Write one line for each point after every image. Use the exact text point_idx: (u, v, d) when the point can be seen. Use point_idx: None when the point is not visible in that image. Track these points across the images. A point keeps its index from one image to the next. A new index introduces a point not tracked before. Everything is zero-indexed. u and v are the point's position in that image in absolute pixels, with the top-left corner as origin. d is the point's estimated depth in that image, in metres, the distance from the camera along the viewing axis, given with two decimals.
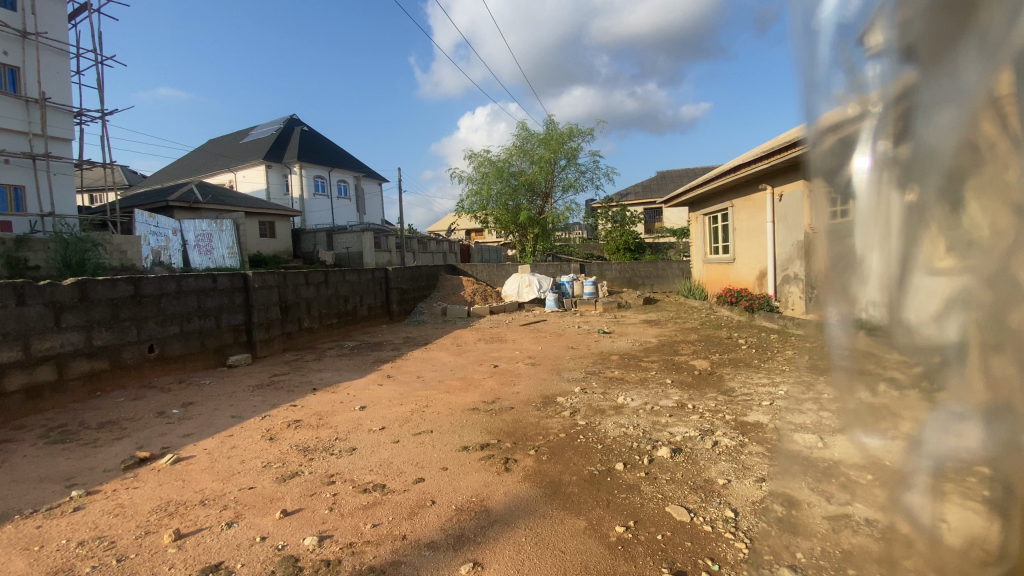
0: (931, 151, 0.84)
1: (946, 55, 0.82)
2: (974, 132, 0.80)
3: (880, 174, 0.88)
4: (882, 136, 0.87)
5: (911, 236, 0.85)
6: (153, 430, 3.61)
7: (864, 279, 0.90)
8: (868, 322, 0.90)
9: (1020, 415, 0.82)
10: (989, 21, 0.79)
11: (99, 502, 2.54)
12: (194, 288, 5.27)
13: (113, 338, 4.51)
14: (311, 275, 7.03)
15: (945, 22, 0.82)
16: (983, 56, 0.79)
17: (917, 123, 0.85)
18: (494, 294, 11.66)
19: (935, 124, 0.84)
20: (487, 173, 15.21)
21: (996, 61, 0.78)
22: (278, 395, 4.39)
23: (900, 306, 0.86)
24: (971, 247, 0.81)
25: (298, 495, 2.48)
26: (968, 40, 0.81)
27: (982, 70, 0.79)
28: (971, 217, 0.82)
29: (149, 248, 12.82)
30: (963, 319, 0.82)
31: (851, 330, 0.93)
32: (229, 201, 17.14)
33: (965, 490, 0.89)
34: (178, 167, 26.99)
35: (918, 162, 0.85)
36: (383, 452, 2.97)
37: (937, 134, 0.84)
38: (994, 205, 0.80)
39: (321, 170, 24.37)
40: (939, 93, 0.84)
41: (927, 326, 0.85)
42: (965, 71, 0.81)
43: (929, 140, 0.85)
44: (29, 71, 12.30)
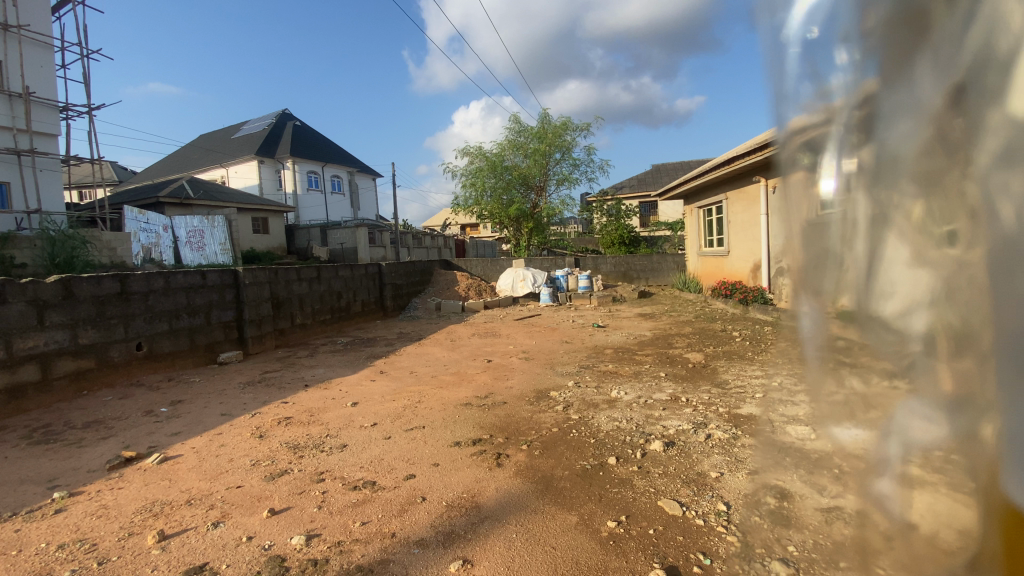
0: (894, 159, 0.79)
1: (905, 62, 0.75)
2: (932, 141, 0.74)
3: (849, 184, 0.83)
4: (846, 146, 0.83)
5: (877, 241, 0.80)
6: (140, 429, 3.56)
7: (837, 282, 0.86)
8: (842, 323, 0.86)
9: (981, 408, 0.73)
10: (941, 29, 0.71)
11: (82, 504, 2.50)
12: (183, 284, 5.19)
13: (99, 336, 4.44)
14: (303, 271, 6.95)
15: (901, 36, 0.75)
16: (937, 66, 0.72)
17: (878, 132, 0.79)
18: (489, 288, 11.63)
19: (897, 133, 0.78)
20: (481, 167, 15.14)
21: (950, 68, 0.70)
22: (268, 392, 4.34)
23: (867, 304, 0.82)
24: (932, 257, 0.75)
25: (287, 494, 2.44)
26: (922, 52, 0.73)
27: (939, 79, 0.72)
28: (932, 225, 0.76)
29: (139, 244, 12.66)
30: (925, 321, 0.77)
31: (827, 327, 0.90)
32: (220, 197, 16.96)
33: (943, 479, 0.80)
34: (168, 164, 26.66)
35: (882, 168, 0.80)
36: (375, 449, 2.94)
37: (899, 144, 0.78)
38: (955, 213, 0.73)
39: (314, 165, 24.19)
40: (899, 101, 0.77)
41: (892, 329, 0.80)
42: (922, 80, 0.74)
43: (891, 146, 0.79)
44: (12, 64, 12.08)
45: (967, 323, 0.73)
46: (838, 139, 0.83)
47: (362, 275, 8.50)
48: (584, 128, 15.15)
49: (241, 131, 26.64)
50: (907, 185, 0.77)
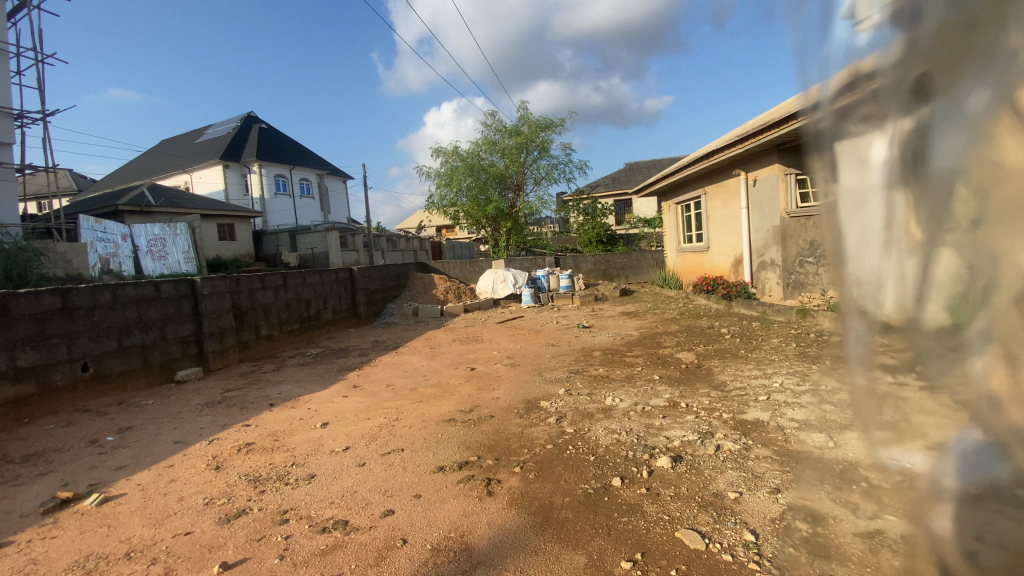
0: (946, 171, 0.68)
1: (963, 68, 0.65)
2: (987, 151, 0.63)
3: (898, 196, 0.73)
4: (889, 155, 0.73)
5: (926, 255, 0.70)
6: (83, 463, 2.99)
7: (881, 302, 0.76)
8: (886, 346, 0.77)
9: None
10: (996, 33, 0.62)
11: (7, 559, 2.00)
12: (133, 296, 4.67)
13: (39, 357, 3.93)
14: (267, 279, 6.50)
15: (950, 42, 0.66)
16: (990, 76, 0.62)
17: (928, 141, 0.69)
18: (468, 291, 11.26)
19: (945, 145, 0.68)
20: (457, 167, 14.75)
21: (1012, 76, 0.60)
22: (230, 414, 3.91)
23: (917, 326, 0.72)
24: (989, 278, 0.64)
25: (243, 541, 2.05)
26: (973, 57, 0.64)
27: (993, 85, 0.62)
28: (985, 244, 0.64)
29: (96, 255, 11.82)
30: (985, 341, 0.66)
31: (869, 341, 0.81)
32: (184, 204, 16.14)
33: (1010, 502, 0.70)
34: (128, 170, 25.28)
35: (935, 180, 0.69)
36: (347, 479, 2.59)
37: (947, 160, 0.68)
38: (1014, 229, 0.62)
39: (283, 169, 23.36)
40: (950, 112, 0.67)
41: (943, 340, 0.70)
42: (973, 88, 0.64)
43: (944, 161, 0.68)
44: None
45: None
46: (883, 145, 0.74)
47: (332, 281, 8.06)
48: (560, 126, 14.93)
49: (205, 135, 25.56)
50: (963, 193, 0.66)
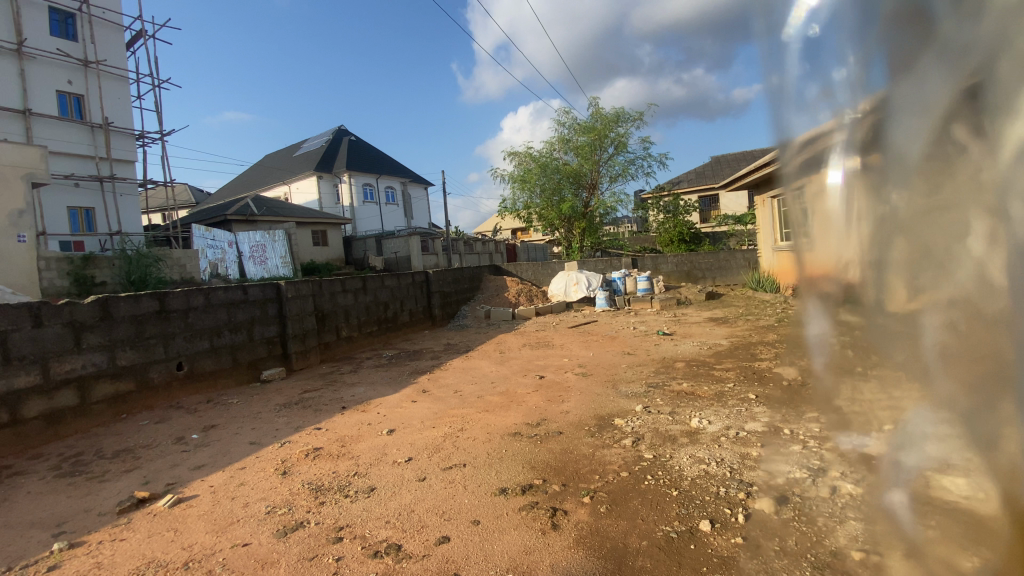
0: (899, 155, 0.64)
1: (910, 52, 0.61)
2: (937, 140, 0.60)
3: (857, 186, 0.69)
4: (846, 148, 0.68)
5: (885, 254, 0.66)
6: (166, 460, 3.16)
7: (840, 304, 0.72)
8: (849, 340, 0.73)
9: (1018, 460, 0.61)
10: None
11: (78, 560, 2.07)
12: (224, 300, 4.99)
13: (138, 356, 4.24)
14: (348, 282, 6.72)
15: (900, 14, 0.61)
16: (944, 55, 0.57)
17: (883, 125, 0.64)
18: (541, 293, 11.01)
19: (905, 134, 0.63)
20: (530, 168, 14.60)
21: (961, 59, 0.55)
22: (304, 416, 3.99)
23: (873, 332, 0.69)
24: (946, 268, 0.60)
25: (295, 560, 1.97)
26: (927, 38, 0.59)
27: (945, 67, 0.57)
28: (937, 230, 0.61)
29: (206, 261, 13.12)
30: (939, 333, 0.62)
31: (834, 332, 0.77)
32: (283, 212, 17.58)
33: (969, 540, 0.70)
34: (236, 184, 28.03)
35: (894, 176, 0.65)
36: (405, 496, 2.46)
37: (904, 147, 0.64)
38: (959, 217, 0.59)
39: (369, 178, 24.71)
40: (903, 92, 0.62)
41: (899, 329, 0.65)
42: (921, 69, 0.59)
43: (901, 153, 0.64)
44: (91, 97, 14.12)
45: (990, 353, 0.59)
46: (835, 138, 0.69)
47: (409, 284, 8.22)
48: (637, 119, 14.17)
49: (301, 149, 27.71)
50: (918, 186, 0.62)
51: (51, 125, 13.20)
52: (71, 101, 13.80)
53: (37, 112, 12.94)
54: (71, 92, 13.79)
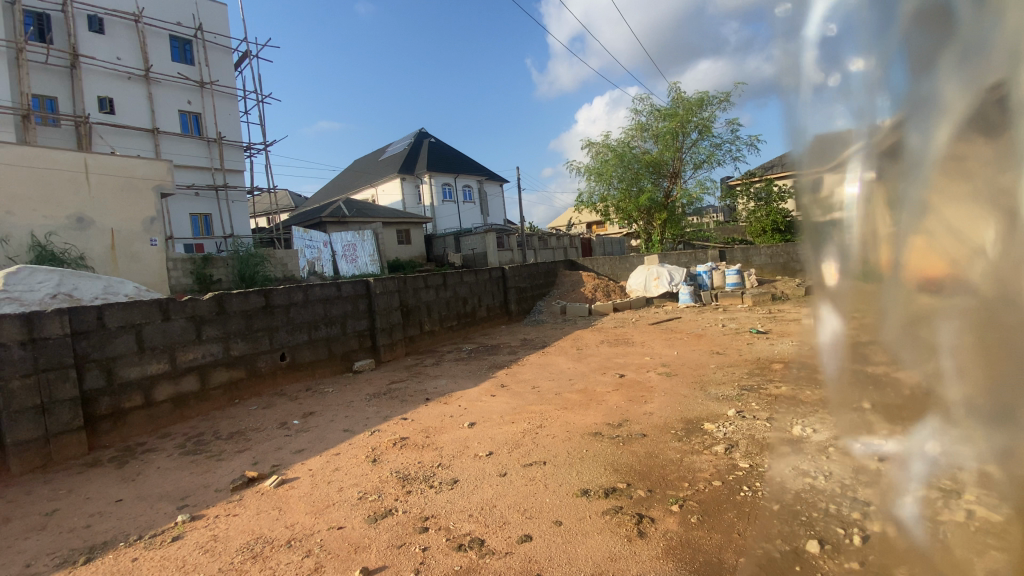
0: (915, 151, 0.78)
1: (933, 62, 0.75)
2: (954, 142, 0.74)
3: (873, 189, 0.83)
4: (874, 151, 0.82)
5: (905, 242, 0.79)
6: (272, 443, 3.46)
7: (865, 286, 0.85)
8: (872, 307, 0.86)
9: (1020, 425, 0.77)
10: (976, 18, 0.70)
11: (197, 532, 2.30)
12: (320, 296, 5.37)
13: (248, 347, 4.68)
14: (430, 278, 6.96)
15: (927, 25, 0.75)
16: (962, 63, 0.72)
17: (908, 131, 0.78)
18: (619, 288, 10.71)
19: (925, 137, 0.77)
20: (608, 158, 14.22)
21: (983, 66, 0.70)
22: (392, 405, 4.19)
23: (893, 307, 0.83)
24: (963, 243, 0.74)
25: (385, 546, 2.06)
26: (952, 48, 0.73)
27: (962, 80, 0.72)
28: (955, 212, 0.75)
29: (305, 260, 14.21)
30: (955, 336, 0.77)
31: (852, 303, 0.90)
32: (370, 213, 18.66)
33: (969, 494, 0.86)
34: (329, 188, 30.25)
35: (913, 174, 0.79)
36: (486, 490, 2.48)
37: (922, 146, 0.77)
38: (971, 196, 0.74)
39: (448, 177, 25.52)
40: (923, 101, 0.77)
41: (920, 297, 0.76)
42: (940, 72, 0.74)
43: (918, 154, 0.78)
44: (207, 114, 15.91)
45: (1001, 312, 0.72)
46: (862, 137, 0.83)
47: (486, 280, 8.36)
48: (724, 101, 13.25)
49: (386, 152, 29.23)
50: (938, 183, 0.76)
51: (176, 142, 15.09)
52: (191, 119, 15.62)
53: (164, 131, 14.88)
54: (191, 111, 15.61)
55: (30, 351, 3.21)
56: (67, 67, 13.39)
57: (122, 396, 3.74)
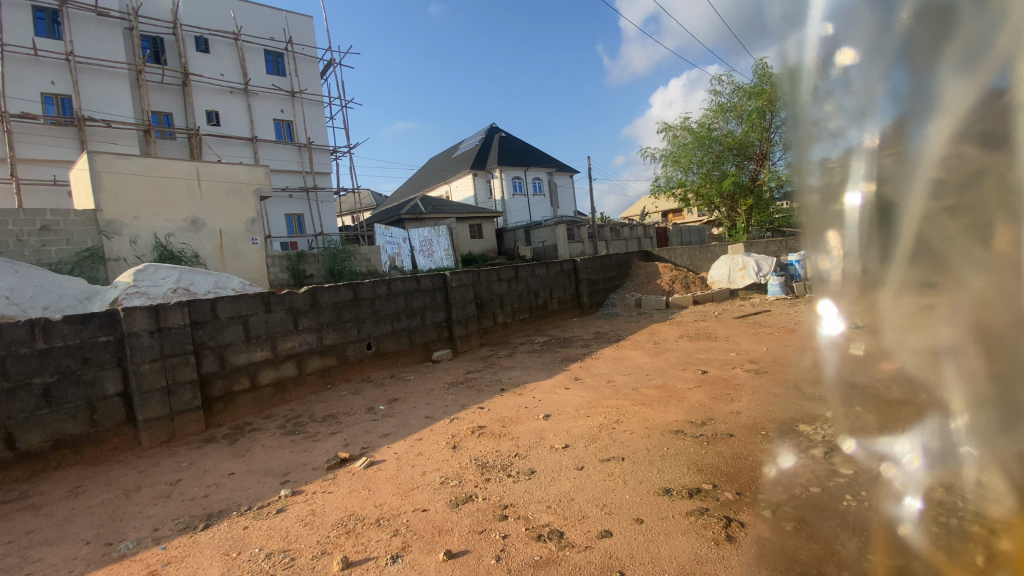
0: (915, 148, 0.77)
1: (934, 60, 0.74)
2: (953, 146, 0.73)
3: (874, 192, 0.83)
4: (875, 151, 0.82)
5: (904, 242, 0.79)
6: (361, 426, 3.69)
7: (867, 288, 0.86)
8: (871, 305, 0.87)
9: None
10: (973, 19, 0.69)
11: (298, 506, 2.52)
12: (402, 289, 5.63)
13: (338, 337, 5.02)
14: (502, 272, 7.06)
15: (928, 23, 0.73)
16: (963, 62, 0.70)
17: (909, 132, 0.77)
18: (699, 280, 10.19)
19: (925, 138, 0.76)
20: (686, 142, 13.49)
21: (982, 68, 0.68)
22: (469, 395, 4.31)
23: (896, 309, 0.83)
24: (961, 242, 0.74)
25: (467, 531, 2.12)
26: (954, 47, 0.71)
27: (963, 82, 0.71)
28: (956, 211, 0.74)
29: (386, 256, 14.88)
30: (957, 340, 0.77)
31: (851, 298, 0.90)
32: (444, 209, 19.24)
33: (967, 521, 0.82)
34: (406, 187, 31.55)
35: (913, 175, 0.78)
36: (564, 483, 2.47)
37: (920, 148, 0.76)
38: (972, 196, 0.73)
39: (518, 171, 25.63)
40: (924, 101, 0.76)
41: (919, 295, 0.78)
42: (940, 73, 0.73)
43: (918, 155, 0.77)
44: (297, 122, 17.21)
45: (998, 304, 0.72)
46: (866, 136, 0.83)
47: (558, 272, 8.33)
48: None
49: (459, 149, 29.89)
50: (937, 187, 0.75)
51: (272, 148, 16.49)
52: (284, 127, 16.97)
53: (261, 139, 16.29)
54: (284, 119, 16.98)
55: (157, 338, 3.66)
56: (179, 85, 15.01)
57: (232, 379, 4.17)
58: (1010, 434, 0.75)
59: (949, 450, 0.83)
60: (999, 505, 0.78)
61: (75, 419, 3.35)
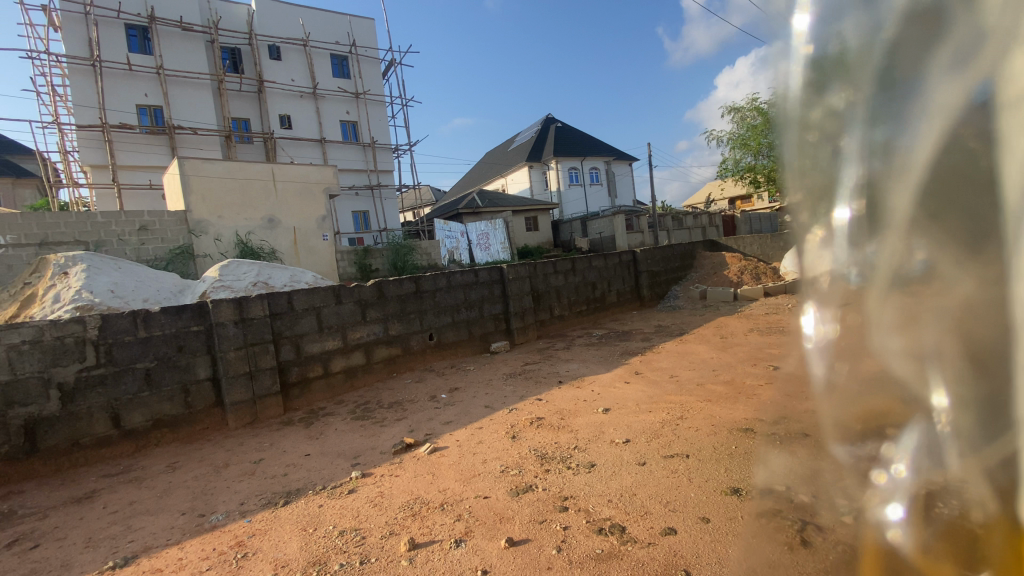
0: (903, 152, 0.70)
1: (929, 54, 0.66)
2: (943, 153, 0.65)
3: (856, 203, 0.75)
4: (861, 155, 0.73)
5: (889, 257, 0.72)
6: (424, 414, 3.83)
7: (856, 305, 0.77)
8: (855, 318, 0.78)
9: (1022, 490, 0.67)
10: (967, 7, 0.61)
11: (367, 488, 2.66)
12: (461, 282, 5.76)
13: (403, 327, 5.22)
14: (560, 264, 7.03)
15: (924, 14, 0.65)
16: (958, 60, 0.62)
17: (898, 134, 0.69)
18: (770, 270, 9.62)
19: (915, 142, 0.68)
20: (756, 124, 12.71)
21: (977, 64, 0.61)
22: (527, 386, 4.34)
23: (882, 330, 0.75)
24: (951, 257, 0.67)
25: (528, 520, 2.15)
26: (947, 42, 0.64)
27: (961, 78, 0.63)
28: (946, 224, 0.67)
29: (446, 249, 15.31)
30: (950, 367, 0.70)
31: (835, 315, 0.81)
32: (501, 203, 19.40)
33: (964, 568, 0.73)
34: (465, 181, 32.10)
35: (901, 182, 0.70)
36: (626, 478, 2.43)
37: (912, 153, 0.68)
38: (960, 201, 0.65)
39: (575, 161, 25.31)
40: (915, 101, 0.68)
41: (911, 317, 0.70)
42: (936, 70, 0.65)
43: (908, 161, 0.69)
44: (362, 122, 17.98)
45: (985, 309, 0.66)
46: (851, 140, 0.74)
47: (616, 264, 8.17)
48: None
49: (516, 142, 29.95)
50: (927, 197, 0.67)
51: (339, 148, 17.35)
52: (350, 127, 17.77)
53: (329, 140, 17.17)
54: (350, 120, 17.78)
55: (241, 328, 3.99)
56: (255, 92, 16.15)
57: (308, 366, 4.46)
58: (993, 443, 0.69)
59: (931, 456, 0.74)
60: (981, 507, 0.71)
61: (171, 400, 3.71)
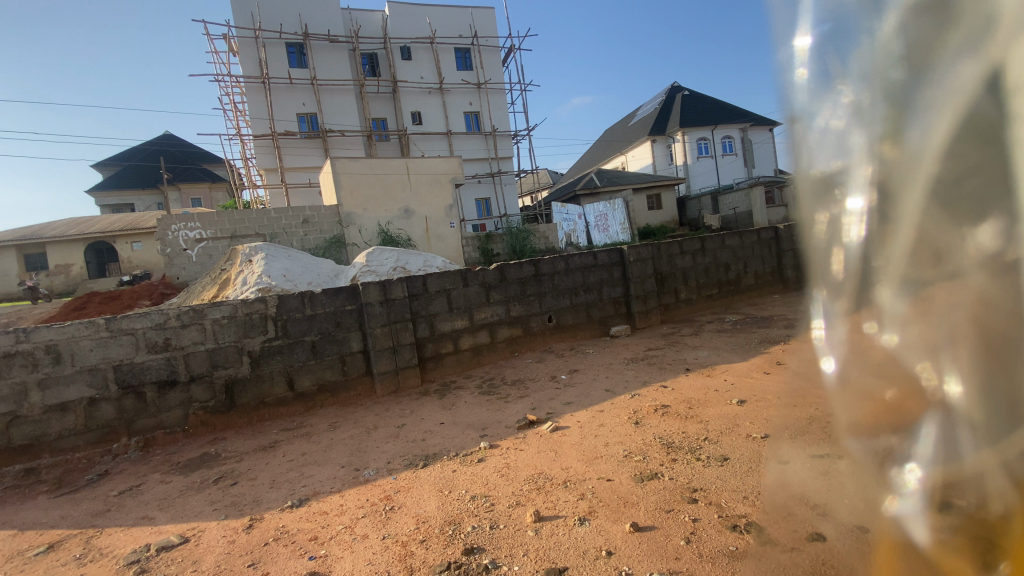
0: (913, 147, 0.67)
1: (935, 51, 0.62)
2: (954, 139, 0.62)
3: (867, 195, 0.74)
4: (872, 152, 0.72)
5: (898, 247, 0.70)
6: (545, 393, 3.92)
7: (867, 299, 0.75)
8: (869, 321, 0.75)
9: None
10: None
11: (495, 458, 2.83)
12: (580, 265, 5.72)
13: (523, 309, 5.37)
14: (686, 244, 6.59)
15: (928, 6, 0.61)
16: (969, 41, 0.58)
17: (906, 123, 0.67)
18: None
19: (923, 128, 0.65)
20: None
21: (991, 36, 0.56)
22: (651, 372, 4.20)
23: (894, 325, 0.73)
24: (962, 243, 0.63)
25: (653, 508, 2.09)
26: (958, 28, 0.59)
27: (971, 58, 0.58)
28: (962, 210, 0.63)
29: (563, 232, 15.14)
30: (964, 364, 0.64)
31: (846, 304, 0.79)
32: (622, 182, 18.72)
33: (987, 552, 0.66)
34: (584, 161, 31.53)
35: (909, 173, 0.68)
36: (764, 476, 2.23)
37: (917, 142, 0.66)
38: (975, 188, 0.61)
39: (705, 132, 23.30)
40: (926, 87, 0.64)
41: (920, 312, 0.68)
42: (947, 56, 0.61)
43: (915, 150, 0.66)
44: (484, 111, 18.61)
45: (1003, 299, 0.60)
46: (859, 137, 0.74)
47: (754, 243, 7.39)
48: None
49: (638, 116, 28.49)
50: (941, 185, 0.64)
51: (463, 139, 18.24)
52: (473, 118, 18.51)
53: (455, 131, 18.11)
54: (473, 110, 18.50)
55: (385, 307, 4.46)
56: (390, 92, 17.61)
57: (440, 343, 4.83)
58: (1010, 434, 0.62)
59: (945, 443, 0.67)
60: (1002, 499, 0.63)
61: (332, 368, 4.31)
